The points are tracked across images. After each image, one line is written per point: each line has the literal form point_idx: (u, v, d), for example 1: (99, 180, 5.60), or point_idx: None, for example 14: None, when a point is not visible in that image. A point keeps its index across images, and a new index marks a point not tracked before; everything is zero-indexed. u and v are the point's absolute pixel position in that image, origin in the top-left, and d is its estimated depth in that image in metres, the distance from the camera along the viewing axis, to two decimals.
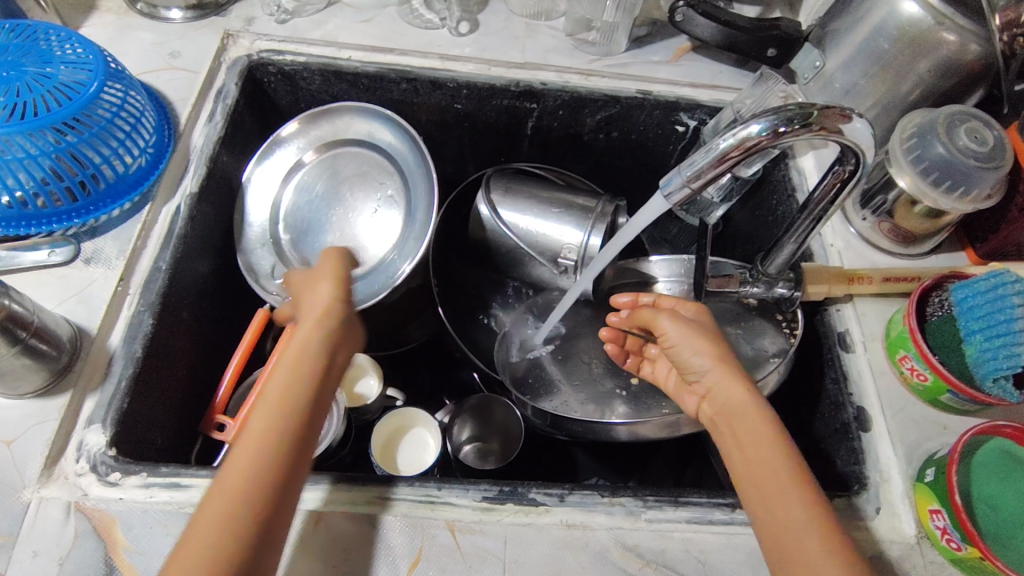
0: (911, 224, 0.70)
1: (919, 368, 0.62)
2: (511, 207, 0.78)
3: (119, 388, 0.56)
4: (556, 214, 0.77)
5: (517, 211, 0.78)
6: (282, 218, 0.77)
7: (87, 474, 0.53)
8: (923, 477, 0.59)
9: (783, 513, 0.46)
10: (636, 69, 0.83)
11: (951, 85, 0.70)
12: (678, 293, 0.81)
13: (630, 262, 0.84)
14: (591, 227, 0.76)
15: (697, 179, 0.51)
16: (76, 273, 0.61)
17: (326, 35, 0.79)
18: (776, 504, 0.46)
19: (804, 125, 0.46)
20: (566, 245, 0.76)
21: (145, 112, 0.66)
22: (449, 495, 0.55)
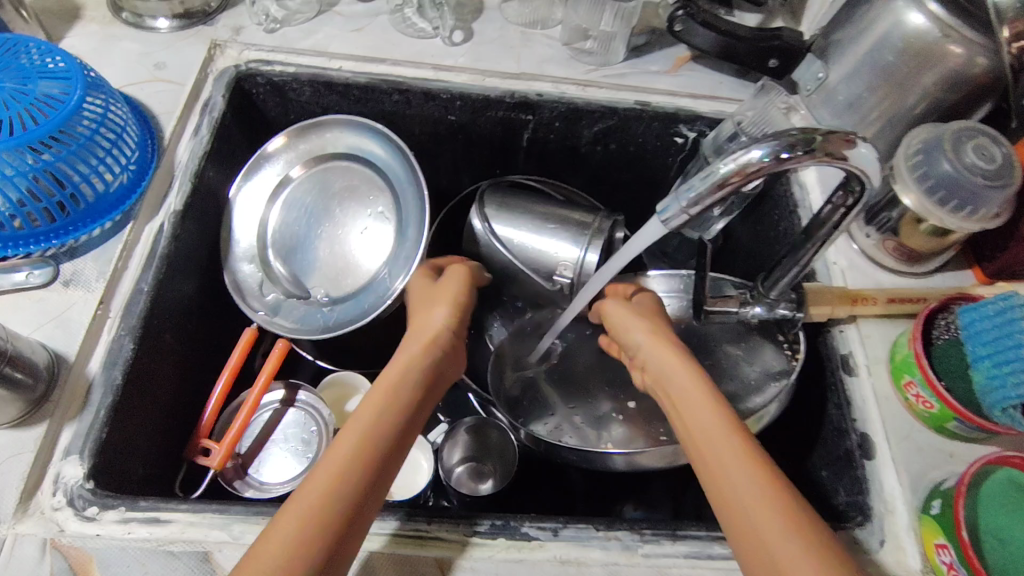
0: (917, 242, 0.68)
1: (925, 395, 0.60)
2: (504, 224, 0.76)
3: (98, 417, 0.54)
4: (551, 230, 0.75)
5: (512, 229, 0.76)
6: (270, 236, 0.74)
7: (64, 508, 0.51)
8: (928, 509, 0.57)
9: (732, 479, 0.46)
10: (634, 80, 0.81)
11: (957, 98, 0.67)
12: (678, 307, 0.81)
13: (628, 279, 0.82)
14: (587, 244, 0.74)
15: (695, 205, 0.49)
16: (56, 296, 0.59)
17: (315, 44, 0.77)
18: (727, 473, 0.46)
19: (807, 151, 0.44)
20: (563, 263, 0.74)
21: (127, 125, 0.64)
22: (440, 529, 0.53)
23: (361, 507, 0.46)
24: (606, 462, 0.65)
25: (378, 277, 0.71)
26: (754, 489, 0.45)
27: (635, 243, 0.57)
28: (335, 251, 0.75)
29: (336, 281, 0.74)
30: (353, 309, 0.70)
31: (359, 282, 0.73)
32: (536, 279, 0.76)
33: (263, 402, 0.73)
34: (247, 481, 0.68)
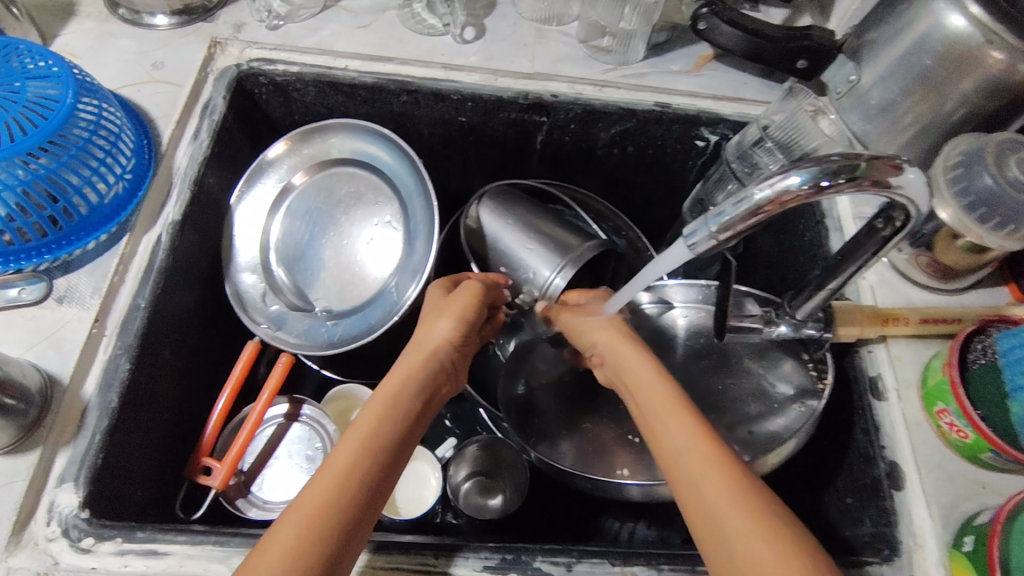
0: (953, 259, 0.64)
1: (959, 425, 0.57)
2: (492, 219, 0.75)
3: (94, 442, 0.52)
4: (531, 249, 0.73)
5: (500, 226, 0.75)
6: (274, 246, 0.73)
7: (58, 539, 0.49)
8: (960, 545, 0.55)
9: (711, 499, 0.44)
10: (654, 80, 0.77)
11: (998, 106, 0.62)
12: (698, 319, 0.79)
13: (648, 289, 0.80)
14: (560, 267, 0.71)
15: (724, 232, 0.46)
16: (49, 313, 0.56)
17: (320, 42, 0.73)
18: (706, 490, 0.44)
19: (850, 178, 0.41)
20: (533, 281, 0.72)
21: (123, 130, 0.61)
22: (448, 564, 0.51)
23: (360, 521, 0.45)
24: (621, 489, 0.63)
25: (384, 288, 0.69)
26: (729, 497, 0.43)
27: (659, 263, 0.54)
28: (340, 260, 0.72)
29: (341, 292, 0.71)
30: (359, 324, 0.67)
31: (365, 293, 0.70)
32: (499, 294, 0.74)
33: (266, 417, 0.71)
34: (250, 499, 0.66)
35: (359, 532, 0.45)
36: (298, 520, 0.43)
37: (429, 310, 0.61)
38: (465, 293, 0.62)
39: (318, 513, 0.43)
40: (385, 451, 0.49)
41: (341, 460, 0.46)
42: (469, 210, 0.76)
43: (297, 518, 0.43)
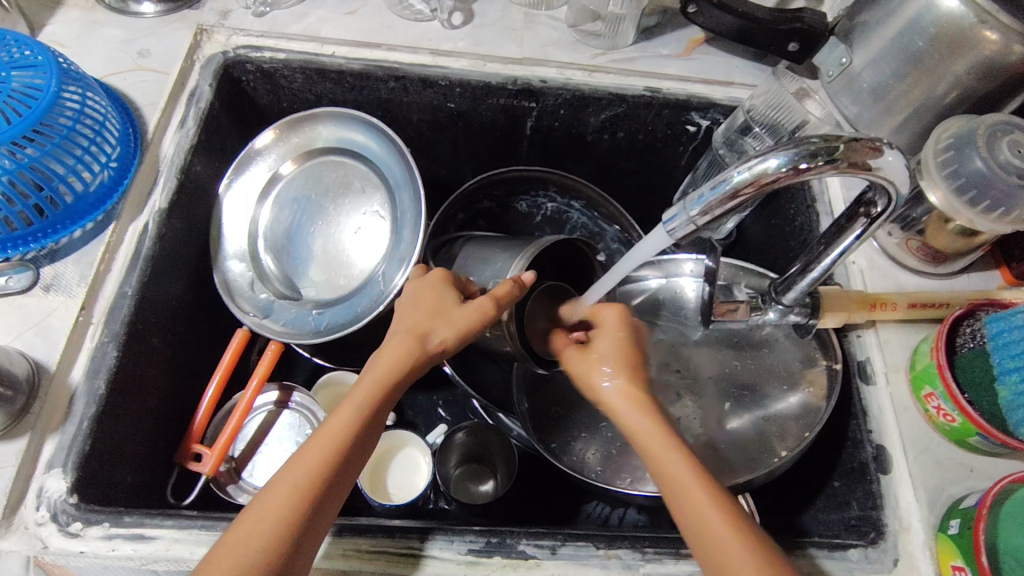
0: (943, 242, 0.64)
1: (947, 409, 0.57)
2: (478, 240, 0.72)
3: (82, 428, 0.53)
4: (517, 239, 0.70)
5: (485, 241, 0.71)
6: (262, 236, 0.72)
7: (47, 523, 0.49)
8: (946, 528, 0.55)
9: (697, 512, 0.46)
10: (644, 64, 0.76)
11: (991, 88, 0.61)
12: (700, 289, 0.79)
13: (650, 271, 0.81)
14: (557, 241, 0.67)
15: (704, 215, 0.45)
16: (36, 302, 0.57)
17: (307, 29, 0.73)
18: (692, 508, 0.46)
19: (828, 161, 0.41)
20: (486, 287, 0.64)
21: (108, 117, 0.61)
22: (432, 547, 0.51)
23: (320, 521, 0.46)
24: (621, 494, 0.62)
25: (372, 276, 0.69)
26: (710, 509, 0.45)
27: (636, 256, 0.55)
28: (328, 249, 0.72)
29: (329, 282, 0.71)
30: (344, 313, 0.67)
31: (353, 282, 0.70)
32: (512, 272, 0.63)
33: (257, 404, 0.71)
34: (241, 485, 0.66)
35: (323, 523, 0.46)
36: (268, 519, 0.44)
37: (434, 294, 0.57)
38: (478, 301, 0.55)
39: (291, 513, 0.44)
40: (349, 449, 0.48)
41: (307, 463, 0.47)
42: (451, 248, 0.74)
43: (261, 526, 0.44)
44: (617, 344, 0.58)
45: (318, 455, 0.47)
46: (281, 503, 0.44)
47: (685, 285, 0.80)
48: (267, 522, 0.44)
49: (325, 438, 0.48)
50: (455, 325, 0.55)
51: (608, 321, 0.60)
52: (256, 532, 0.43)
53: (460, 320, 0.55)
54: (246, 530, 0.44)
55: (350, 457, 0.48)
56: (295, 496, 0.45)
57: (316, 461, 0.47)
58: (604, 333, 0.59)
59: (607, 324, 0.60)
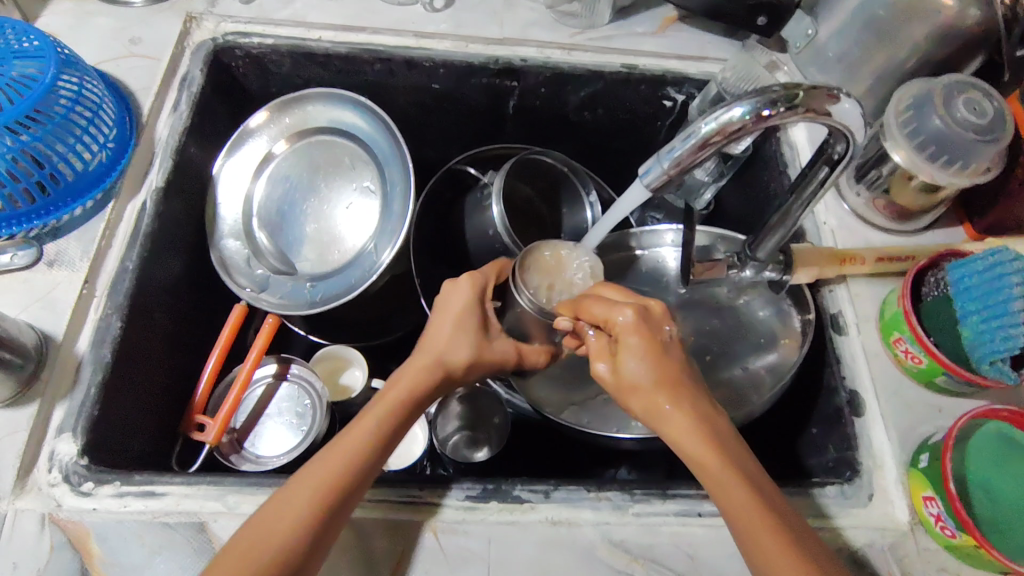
0: (907, 199, 0.67)
1: (914, 351, 0.60)
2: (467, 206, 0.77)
3: (90, 394, 0.55)
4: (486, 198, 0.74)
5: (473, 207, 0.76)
6: (256, 212, 0.74)
7: (60, 484, 0.52)
8: (916, 463, 0.58)
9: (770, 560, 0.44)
10: (620, 42, 0.79)
11: (948, 53, 0.67)
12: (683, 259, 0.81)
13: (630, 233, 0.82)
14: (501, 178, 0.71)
15: (677, 166, 0.48)
16: (40, 276, 0.59)
17: (294, 15, 0.75)
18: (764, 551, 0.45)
19: (788, 107, 0.44)
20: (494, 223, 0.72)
21: (104, 102, 0.63)
22: (430, 494, 0.54)
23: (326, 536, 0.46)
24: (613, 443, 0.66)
25: (365, 250, 0.71)
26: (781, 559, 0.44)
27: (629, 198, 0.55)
28: (320, 227, 0.74)
29: (323, 258, 0.73)
30: (339, 284, 0.70)
31: (346, 257, 0.73)
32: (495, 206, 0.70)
33: (255, 378, 0.73)
34: (243, 455, 0.68)
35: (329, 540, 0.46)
36: (278, 534, 0.44)
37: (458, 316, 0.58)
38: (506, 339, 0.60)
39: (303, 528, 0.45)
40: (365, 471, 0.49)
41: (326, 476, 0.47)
42: (447, 219, 0.79)
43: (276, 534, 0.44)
44: (648, 368, 0.52)
45: (335, 470, 0.47)
46: (296, 514, 0.45)
47: (666, 255, 0.82)
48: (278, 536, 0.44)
49: (353, 445, 0.49)
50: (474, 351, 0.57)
51: (625, 331, 0.53)
52: (274, 538, 0.44)
53: (483, 349, 0.58)
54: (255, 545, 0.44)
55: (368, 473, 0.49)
56: (310, 509, 0.45)
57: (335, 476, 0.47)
58: (629, 355, 0.52)
59: (625, 343, 0.52)
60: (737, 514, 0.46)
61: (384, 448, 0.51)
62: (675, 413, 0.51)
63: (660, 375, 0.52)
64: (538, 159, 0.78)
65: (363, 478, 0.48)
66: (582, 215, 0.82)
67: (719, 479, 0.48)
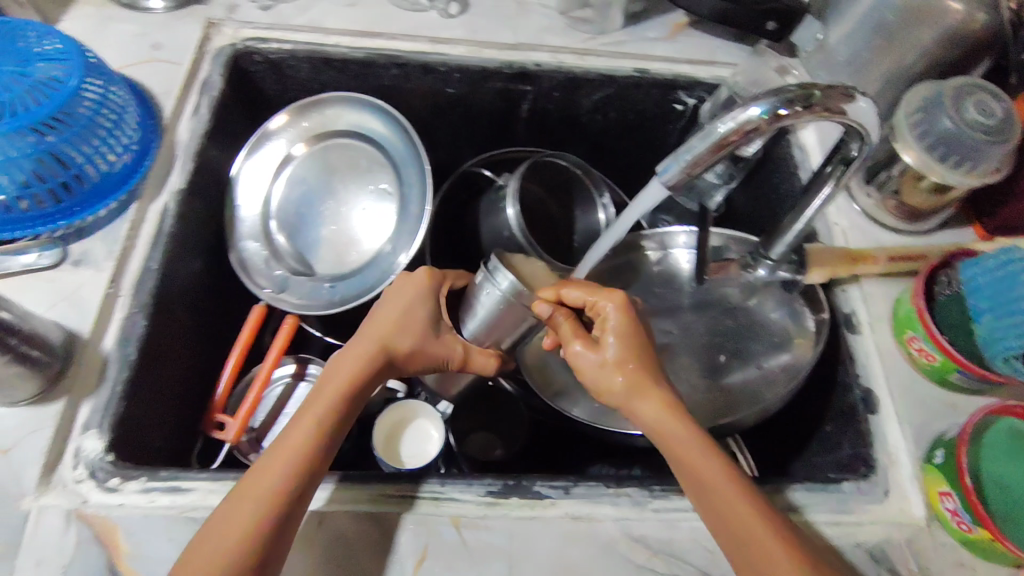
0: (918, 200, 0.68)
1: (928, 349, 0.61)
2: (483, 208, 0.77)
3: (115, 392, 0.56)
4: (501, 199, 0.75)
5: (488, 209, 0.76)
6: (274, 214, 0.75)
7: (86, 480, 0.52)
8: (932, 459, 0.58)
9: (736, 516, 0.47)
10: (631, 47, 0.80)
11: (956, 56, 0.68)
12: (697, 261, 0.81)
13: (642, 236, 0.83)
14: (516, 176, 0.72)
15: (695, 165, 0.49)
16: (66, 276, 0.60)
17: (311, 21, 0.77)
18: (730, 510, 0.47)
19: (805, 106, 0.45)
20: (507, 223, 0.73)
21: (128, 106, 0.64)
22: (452, 490, 0.54)
23: (284, 529, 0.46)
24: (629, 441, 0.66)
25: (381, 252, 0.72)
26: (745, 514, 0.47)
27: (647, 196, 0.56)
28: (337, 229, 0.75)
29: (339, 259, 0.74)
30: (357, 284, 0.71)
31: (362, 258, 0.74)
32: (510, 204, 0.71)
33: (275, 377, 0.74)
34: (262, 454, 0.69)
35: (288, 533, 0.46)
36: (230, 533, 0.44)
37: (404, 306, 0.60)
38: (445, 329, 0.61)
39: (259, 515, 0.45)
40: (311, 461, 0.49)
41: (272, 472, 0.47)
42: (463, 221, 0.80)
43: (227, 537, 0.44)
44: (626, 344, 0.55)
45: (280, 467, 0.48)
46: (245, 513, 0.45)
47: (679, 257, 0.82)
48: (235, 526, 0.45)
49: (295, 441, 0.49)
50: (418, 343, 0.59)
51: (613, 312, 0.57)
52: (227, 541, 0.44)
53: (427, 341, 0.59)
54: (213, 539, 0.44)
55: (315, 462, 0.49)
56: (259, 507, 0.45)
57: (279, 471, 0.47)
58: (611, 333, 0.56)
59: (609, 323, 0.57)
60: (703, 475, 0.49)
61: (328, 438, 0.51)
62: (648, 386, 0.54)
63: (634, 354, 0.55)
64: (554, 162, 0.79)
65: (311, 468, 0.49)
66: (596, 217, 0.82)
67: (689, 457, 0.50)
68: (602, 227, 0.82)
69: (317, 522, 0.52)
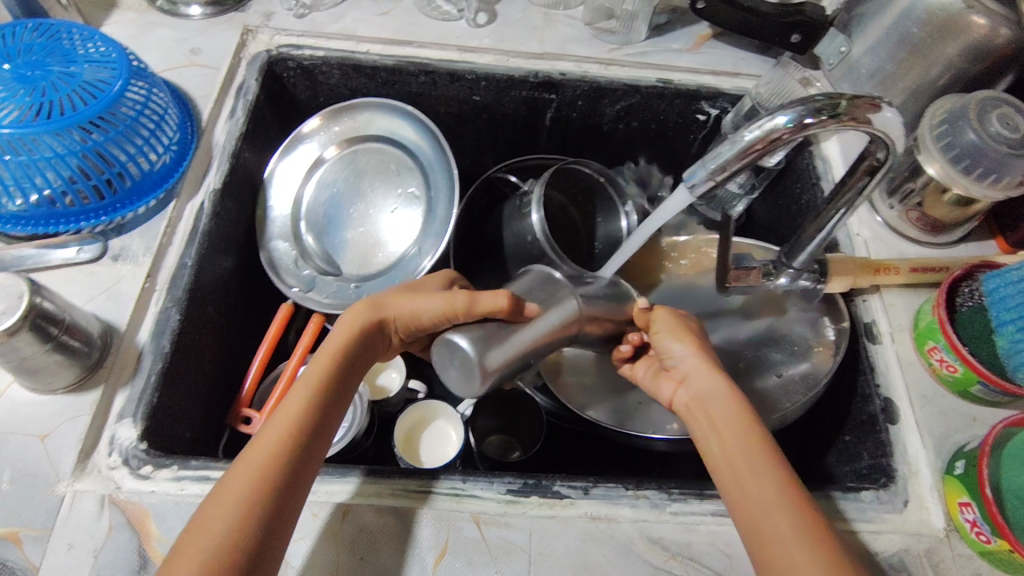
0: (941, 212, 0.68)
1: (949, 360, 0.61)
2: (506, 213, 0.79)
3: (149, 382, 0.58)
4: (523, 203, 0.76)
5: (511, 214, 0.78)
6: (304, 214, 0.77)
7: (119, 467, 0.54)
8: (952, 469, 0.58)
9: (757, 481, 0.47)
10: (655, 58, 0.81)
11: (981, 70, 0.68)
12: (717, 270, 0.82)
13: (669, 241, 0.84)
14: (540, 181, 0.73)
15: (720, 172, 0.50)
16: (105, 270, 0.62)
17: (344, 29, 0.79)
18: (751, 474, 0.48)
19: (832, 115, 0.46)
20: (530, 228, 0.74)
21: (168, 109, 0.67)
22: (474, 487, 0.55)
23: (287, 493, 0.47)
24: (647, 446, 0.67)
25: (408, 254, 0.74)
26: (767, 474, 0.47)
27: (672, 202, 0.58)
28: (364, 231, 0.77)
29: (366, 260, 0.76)
30: (383, 285, 0.72)
31: (389, 260, 0.75)
32: (535, 211, 0.73)
33: None
34: None
35: (291, 499, 0.47)
36: (232, 498, 0.45)
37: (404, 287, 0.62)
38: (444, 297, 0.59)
39: (258, 480, 0.46)
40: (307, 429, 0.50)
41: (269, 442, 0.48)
42: (488, 225, 0.82)
43: (229, 501, 0.45)
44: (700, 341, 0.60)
45: (277, 436, 0.48)
46: (245, 480, 0.46)
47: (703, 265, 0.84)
48: (231, 498, 0.45)
49: (290, 411, 0.50)
50: (415, 308, 0.58)
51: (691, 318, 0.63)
52: (228, 506, 0.44)
53: (417, 308, 0.59)
54: (213, 508, 0.44)
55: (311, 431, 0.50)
56: (257, 471, 0.46)
57: (277, 440, 0.48)
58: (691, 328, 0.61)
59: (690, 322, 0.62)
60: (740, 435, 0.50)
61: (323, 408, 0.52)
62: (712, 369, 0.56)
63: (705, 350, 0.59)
64: (576, 169, 0.80)
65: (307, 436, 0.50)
66: (618, 224, 0.83)
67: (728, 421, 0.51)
68: (624, 234, 0.83)
69: (342, 514, 0.53)
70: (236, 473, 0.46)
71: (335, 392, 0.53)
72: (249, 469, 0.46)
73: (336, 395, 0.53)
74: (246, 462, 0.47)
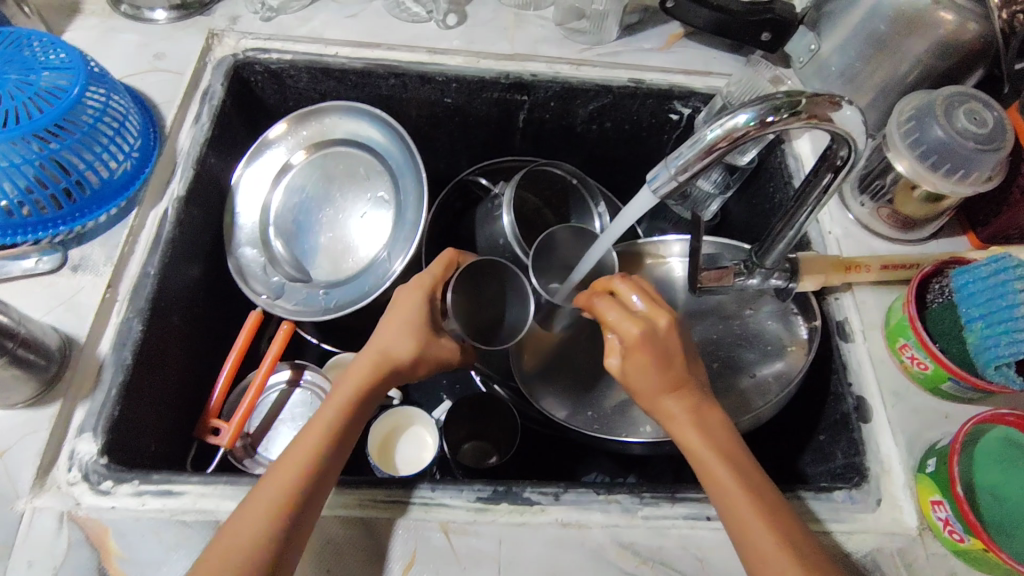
0: (911, 208, 0.68)
1: (920, 357, 0.61)
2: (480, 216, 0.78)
3: (110, 396, 0.56)
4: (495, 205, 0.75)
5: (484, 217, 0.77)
6: (272, 221, 0.76)
7: (79, 483, 0.53)
8: (924, 468, 0.58)
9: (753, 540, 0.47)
10: (627, 58, 0.81)
11: (951, 65, 0.68)
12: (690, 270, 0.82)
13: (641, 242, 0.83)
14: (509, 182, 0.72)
15: (684, 172, 0.49)
16: (65, 281, 0.61)
17: (311, 32, 0.78)
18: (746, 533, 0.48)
19: (792, 113, 0.46)
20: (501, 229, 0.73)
21: (129, 115, 0.65)
22: (443, 496, 0.55)
23: (294, 536, 0.47)
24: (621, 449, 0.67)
25: (377, 259, 0.73)
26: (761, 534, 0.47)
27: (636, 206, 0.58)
28: (334, 236, 0.76)
29: (336, 266, 0.75)
30: (353, 291, 0.72)
31: (359, 265, 0.75)
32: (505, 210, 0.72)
33: (270, 383, 0.74)
34: (256, 459, 0.70)
35: (298, 542, 0.47)
36: (241, 540, 0.45)
37: (397, 311, 0.61)
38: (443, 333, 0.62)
39: (268, 524, 0.46)
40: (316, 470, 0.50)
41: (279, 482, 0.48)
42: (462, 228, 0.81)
43: (239, 547, 0.45)
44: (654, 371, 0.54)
45: (288, 477, 0.48)
46: (254, 524, 0.46)
47: (674, 266, 0.83)
48: (240, 543, 0.45)
49: (302, 449, 0.50)
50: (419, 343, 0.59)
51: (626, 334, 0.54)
52: (237, 549, 0.45)
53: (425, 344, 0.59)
54: (223, 550, 0.45)
55: (321, 471, 0.50)
56: (268, 515, 0.46)
57: (286, 482, 0.48)
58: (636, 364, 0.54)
59: (633, 356, 0.54)
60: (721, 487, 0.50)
61: (333, 446, 0.52)
62: (677, 409, 0.54)
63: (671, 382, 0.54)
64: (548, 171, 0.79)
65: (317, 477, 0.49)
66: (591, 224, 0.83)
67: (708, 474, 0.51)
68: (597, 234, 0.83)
69: None
70: (245, 516, 0.47)
71: (346, 430, 0.53)
72: (259, 510, 0.46)
73: (346, 433, 0.53)
74: (256, 503, 0.47)
